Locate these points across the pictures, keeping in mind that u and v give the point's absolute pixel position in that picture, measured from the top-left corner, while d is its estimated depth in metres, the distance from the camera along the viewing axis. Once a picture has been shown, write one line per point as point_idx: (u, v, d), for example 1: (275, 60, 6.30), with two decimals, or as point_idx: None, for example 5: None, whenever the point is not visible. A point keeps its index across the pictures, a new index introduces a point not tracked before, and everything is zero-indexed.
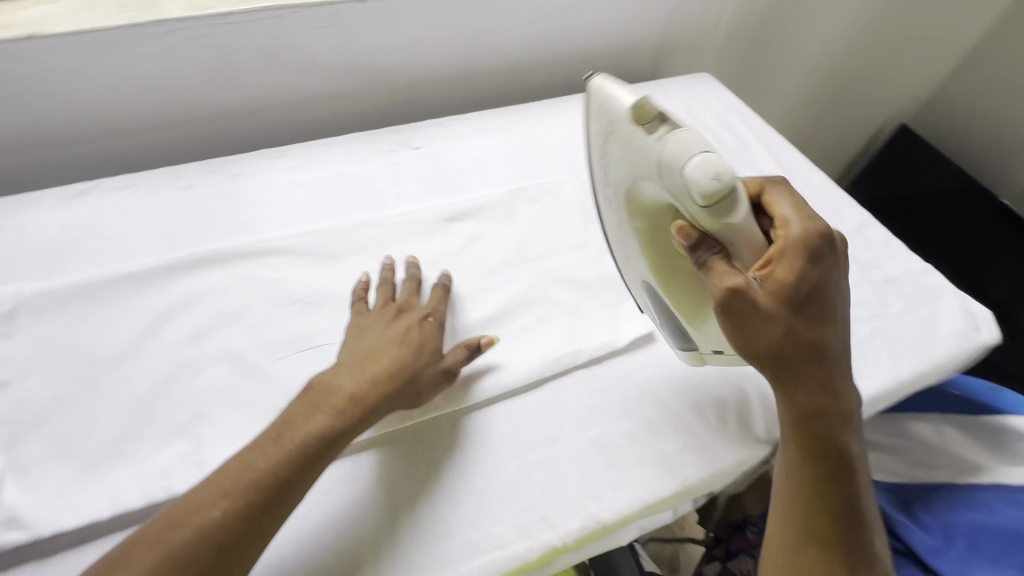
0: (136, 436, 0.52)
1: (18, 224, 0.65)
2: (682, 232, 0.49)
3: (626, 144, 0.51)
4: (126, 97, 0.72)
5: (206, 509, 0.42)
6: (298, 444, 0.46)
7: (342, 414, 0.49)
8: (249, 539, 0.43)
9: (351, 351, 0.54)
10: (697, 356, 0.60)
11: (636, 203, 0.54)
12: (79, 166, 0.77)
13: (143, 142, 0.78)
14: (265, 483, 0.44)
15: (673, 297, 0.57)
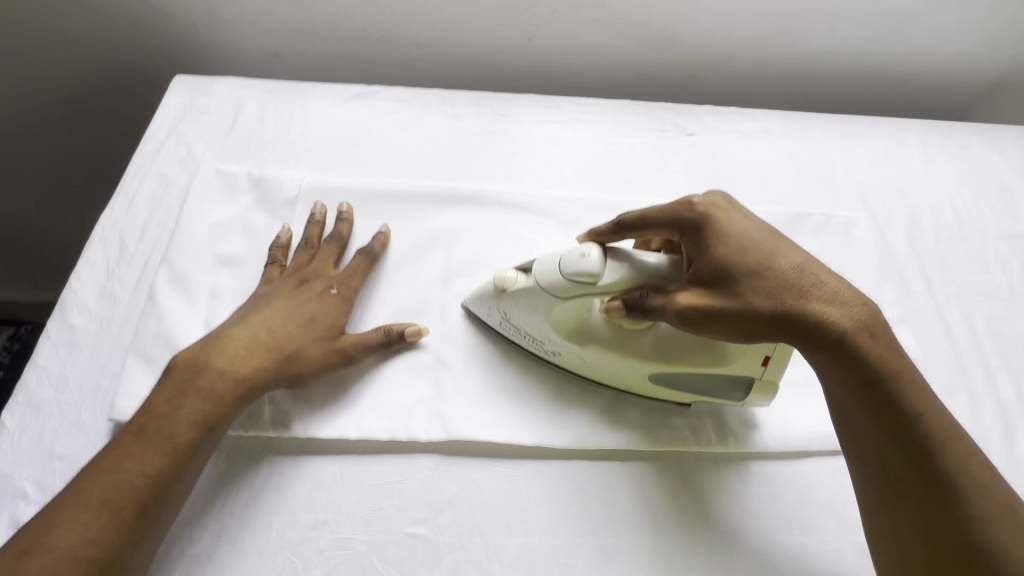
0: (385, 360, 0.50)
1: (305, 111, 0.66)
2: (614, 310, 0.45)
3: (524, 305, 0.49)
4: (425, 8, 0.71)
5: (84, 525, 0.38)
6: (175, 443, 0.41)
7: (218, 400, 0.43)
8: (128, 550, 0.38)
9: (251, 329, 0.47)
10: (767, 388, 0.48)
11: (574, 334, 0.48)
12: (355, 69, 0.78)
13: (418, 58, 0.77)
14: (151, 488, 0.40)
15: (675, 369, 0.47)
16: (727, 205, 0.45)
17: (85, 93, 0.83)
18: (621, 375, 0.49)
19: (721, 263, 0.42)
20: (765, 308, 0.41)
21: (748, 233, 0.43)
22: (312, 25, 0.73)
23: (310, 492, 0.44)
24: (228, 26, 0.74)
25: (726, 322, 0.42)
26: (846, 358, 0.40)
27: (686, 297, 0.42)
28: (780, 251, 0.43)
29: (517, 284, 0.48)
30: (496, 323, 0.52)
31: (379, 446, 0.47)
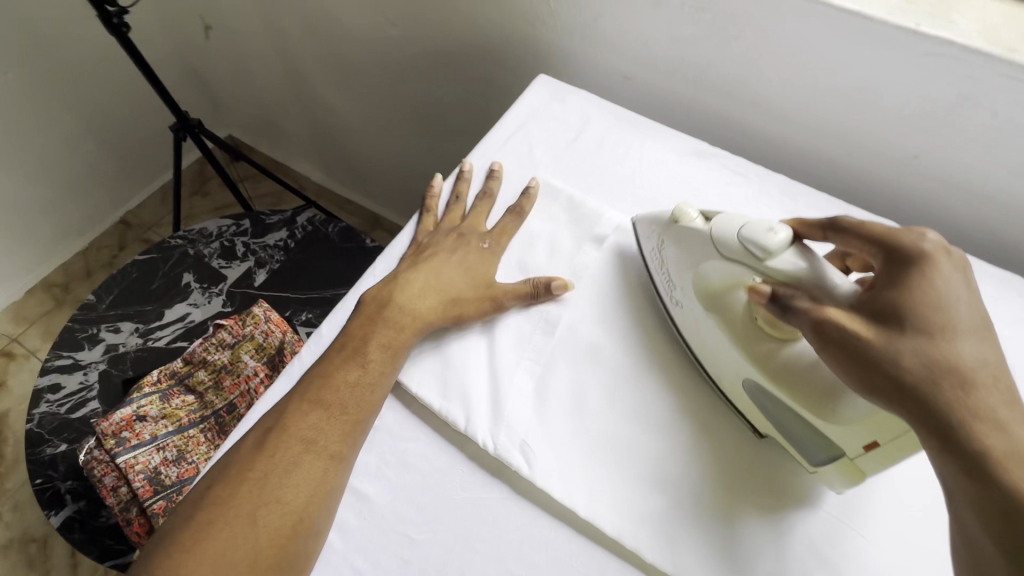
0: (636, 447, 0.48)
1: (642, 151, 0.66)
2: (758, 294, 0.43)
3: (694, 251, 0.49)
4: (811, 87, 0.64)
5: (304, 422, 0.45)
6: (369, 367, 0.48)
7: (401, 328, 0.50)
8: (334, 444, 0.45)
9: (426, 275, 0.54)
10: (853, 474, 0.42)
11: (705, 294, 0.49)
12: (695, 117, 0.75)
13: (766, 130, 0.71)
14: (349, 395, 0.46)
15: (775, 389, 0.43)
16: (959, 268, 0.38)
17: (447, 54, 0.93)
18: (720, 364, 0.48)
19: (888, 303, 0.37)
20: (911, 365, 0.34)
21: (948, 299, 0.36)
22: (679, 65, 0.71)
23: (522, 543, 0.44)
24: (598, 39, 0.74)
25: (850, 361, 0.37)
26: (982, 453, 0.31)
27: (835, 316, 0.38)
28: (968, 330, 0.35)
29: (692, 224, 0.49)
30: (650, 254, 0.54)
31: (597, 535, 0.45)
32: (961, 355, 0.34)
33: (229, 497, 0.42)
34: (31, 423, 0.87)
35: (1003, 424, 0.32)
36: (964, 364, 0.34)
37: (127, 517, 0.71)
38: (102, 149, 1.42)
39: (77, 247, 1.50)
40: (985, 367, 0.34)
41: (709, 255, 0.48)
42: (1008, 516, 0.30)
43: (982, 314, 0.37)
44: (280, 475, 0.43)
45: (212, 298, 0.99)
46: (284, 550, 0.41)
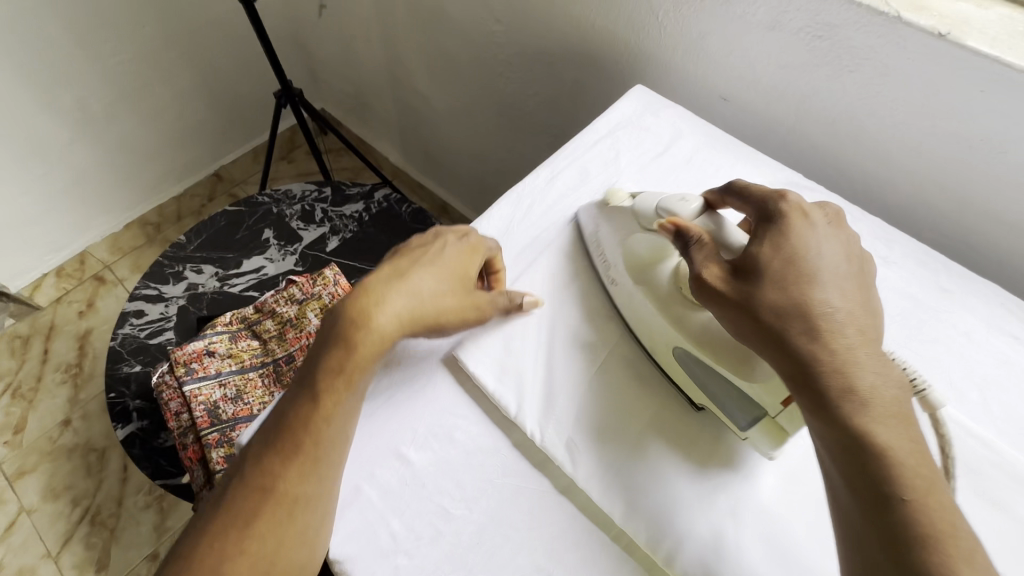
0: (684, 468, 0.46)
1: (731, 174, 0.64)
2: (667, 229, 0.48)
3: (626, 228, 0.54)
4: (926, 132, 0.61)
5: (267, 466, 0.44)
6: (323, 401, 0.45)
7: (358, 351, 0.46)
8: (299, 482, 0.43)
9: (393, 293, 0.48)
10: (774, 433, 0.45)
11: (635, 268, 0.52)
12: (790, 147, 0.73)
13: (867, 170, 0.68)
14: (310, 434, 0.44)
15: (697, 350, 0.47)
16: (818, 223, 0.45)
17: (544, 54, 0.95)
18: (652, 331, 0.50)
19: (756, 258, 0.44)
20: (769, 314, 0.42)
21: (806, 250, 0.43)
22: (784, 91, 0.69)
23: (555, 538, 0.44)
24: (701, 56, 0.73)
25: (736, 313, 0.43)
26: (829, 395, 0.39)
27: (712, 272, 0.45)
28: (825, 279, 0.43)
29: (620, 204, 0.56)
30: (588, 237, 0.57)
31: (630, 547, 0.44)
32: (819, 303, 0.41)
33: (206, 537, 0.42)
34: (116, 341, 0.96)
35: (894, 425, 0.38)
36: (822, 311, 0.41)
37: (184, 442, 0.76)
38: (210, 105, 1.53)
39: (173, 192, 1.63)
40: (840, 314, 0.41)
41: (640, 233, 0.53)
42: (849, 450, 0.37)
43: (843, 262, 0.44)
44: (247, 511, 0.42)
45: (287, 256, 1.05)
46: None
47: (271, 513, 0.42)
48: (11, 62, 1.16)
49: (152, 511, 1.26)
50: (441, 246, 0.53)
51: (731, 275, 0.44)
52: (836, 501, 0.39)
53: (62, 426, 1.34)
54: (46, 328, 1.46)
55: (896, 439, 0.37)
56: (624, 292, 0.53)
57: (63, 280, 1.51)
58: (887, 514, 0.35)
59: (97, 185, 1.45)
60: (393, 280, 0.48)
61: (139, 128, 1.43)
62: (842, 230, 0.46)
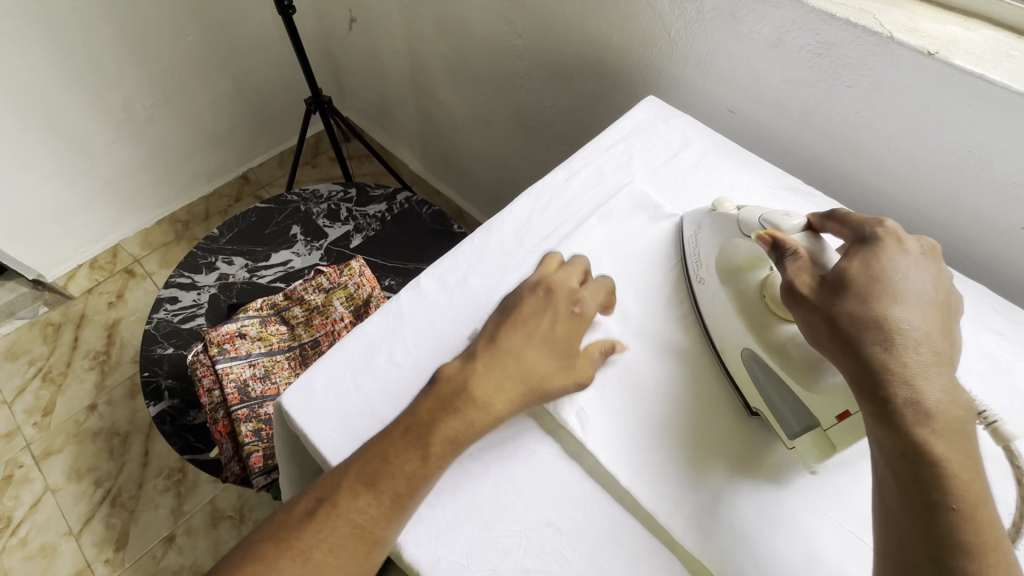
0: (682, 438, 0.51)
1: (736, 179, 0.69)
2: (764, 239, 0.50)
3: (725, 233, 0.56)
4: (917, 143, 0.65)
5: (359, 508, 0.42)
6: (432, 459, 0.45)
7: (471, 423, 0.46)
8: (384, 526, 0.43)
9: (507, 361, 0.48)
10: (823, 446, 0.47)
11: (726, 270, 0.55)
12: (793, 157, 0.78)
13: (863, 179, 0.72)
14: (405, 484, 0.44)
15: (768, 357, 0.50)
16: (909, 251, 0.46)
17: (562, 68, 1.01)
18: (726, 337, 0.54)
19: (847, 272, 0.45)
20: (849, 323, 0.43)
21: (895, 272, 0.45)
22: (787, 104, 0.74)
23: (564, 497, 0.48)
24: (710, 70, 0.79)
25: (810, 321, 0.45)
26: (894, 403, 0.40)
27: (798, 283, 0.47)
28: (908, 300, 0.44)
29: (727, 212, 0.58)
30: (688, 243, 0.61)
31: (633, 508, 0.48)
32: (898, 321, 0.42)
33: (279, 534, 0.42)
34: (150, 325, 1.02)
35: (959, 447, 0.39)
36: (899, 328, 0.42)
37: (214, 416, 0.81)
38: (242, 111, 1.62)
39: (203, 192, 1.70)
40: (916, 332, 0.42)
41: (738, 240, 0.54)
42: (909, 457, 0.39)
43: (929, 291, 0.45)
44: (335, 515, 0.42)
45: (313, 251, 1.11)
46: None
47: (354, 521, 0.42)
48: (64, 65, 1.24)
49: (170, 494, 1.31)
50: (560, 305, 0.52)
51: (816, 288, 0.46)
52: (884, 503, 0.40)
53: (88, 410, 1.40)
54: (77, 316, 1.53)
55: (953, 453, 0.38)
56: (707, 290, 0.57)
57: (95, 272, 1.58)
58: (934, 520, 0.37)
59: (133, 182, 1.53)
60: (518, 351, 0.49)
61: (176, 130, 1.51)
62: (933, 262, 0.47)
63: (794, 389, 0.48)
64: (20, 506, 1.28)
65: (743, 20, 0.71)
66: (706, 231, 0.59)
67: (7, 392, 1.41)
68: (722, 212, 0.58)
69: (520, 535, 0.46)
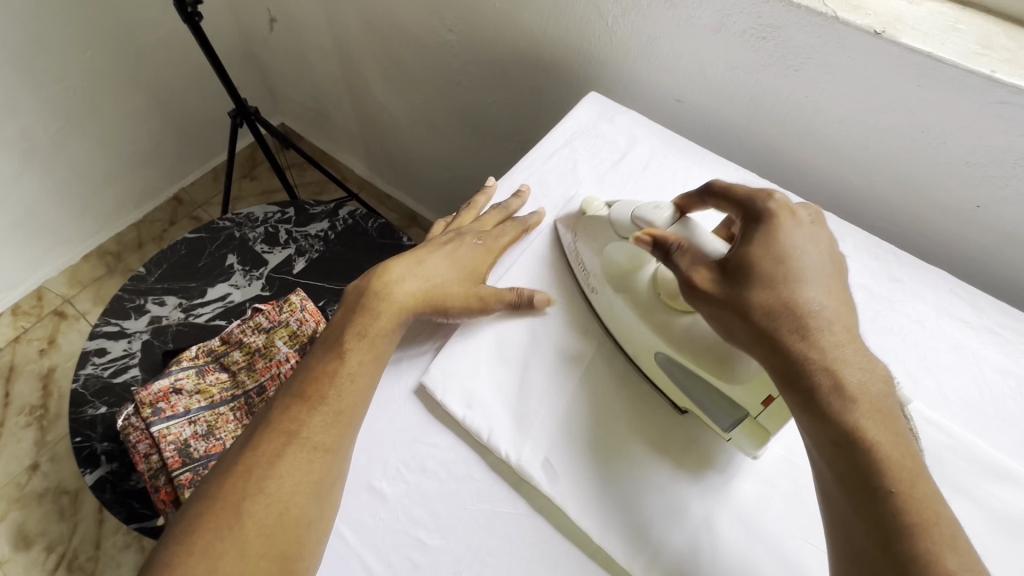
0: (654, 477, 0.48)
1: (688, 178, 0.66)
2: (643, 243, 0.48)
3: (602, 234, 0.55)
4: (870, 127, 0.62)
5: (218, 552, 0.41)
6: (348, 358, 0.50)
7: (392, 327, 0.52)
8: (259, 572, 0.41)
9: (359, 344, 0.50)
10: (758, 433, 0.46)
11: (612, 272, 0.53)
12: (745, 147, 0.75)
13: (818, 164, 0.69)
14: (276, 513, 0.43)
15: (679, 357, 0.48)
16: (802, 222, 0.46)
17: (499, 63, 0.94)
18: (633, 338, 0.51)
19: (746, 257, 0.44)
20: (762, 315, 0.42)
21: (793, 250, 0.44)
22: (735, 92, 0.70)
23: (533, 560, 0.44)
24: (654, 59, 0.74)
25: (725, 316, 0.44)
26: (818, 391, 0.40)
27: (699, 275, 0.45)
28: (810, 278, 0.43)
29: (598, 211, 0.58)
30: (566, 244, 0.59)
31: (607, 563, 0.45)
32: (809, 301, 0.42)
33: (212, 508, 0.43)
34: (77, 382, 0.92)
35: (883, 426, 0.38)
36: (810, 311, 0.42)
37: (155, 484, 0.74)
38: (162, 127, 1.48)
39: (131, 218, 1.57)
40: (827, 312, 0.42)
41: (617, 241, 0.54)
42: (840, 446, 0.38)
43: (826, 264, 0.45)
44: (264, 470, 0.44)
45: (252, 281, 1.03)
46: (279, 553, 0.42)
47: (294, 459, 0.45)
48: None
49: (132, 551, 1.22)
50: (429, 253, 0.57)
51: (718, 277, 0.45)
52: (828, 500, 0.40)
53: (30, 471, 1.29)
54: (5, 369, 1.40)
55: (884, 436, 0.38)
56: (600, 297, 0.54)
57: (20, 318, 1.45)
58: (875, 513, 0.36)
59: (49, 217, 1.40)
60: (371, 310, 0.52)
61: (89, 156, 1.38)
62: (823, 228, 0.47)
63: (717, 388, 0.47)
64: None
65: (681, 5, 0.66)
66: (582, 230, 0.57)
67: None
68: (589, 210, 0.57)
69: None
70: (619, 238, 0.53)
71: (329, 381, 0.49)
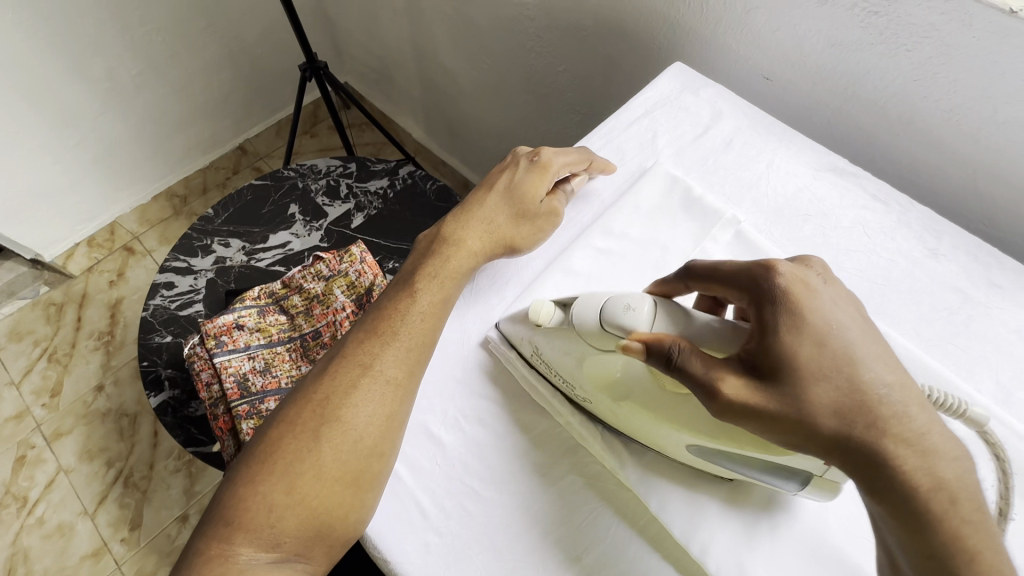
0: None
1: (773, 158, 0.63)
2: (634, 353, 0.40)
3: (576, 347, 0.47)
4: (985, 118, 0.57)
5: (300, 477, 0.43)
6: (420, 297, 0.51)
7: (456, 270, 0.53)
8: (337, 499, 0.43)
9: (428, 286, 0.52)
10: (825, 484, 0.42)
11: (601, 379, 0.46)
12: (836, 131, 0.70)
13: (918, 157, 0.65)
14: (348, 445, 0.45)
15: (720, 444, 0.42)
16: (815, 284, 0.40)
17: (577, 29, 0.91)
18: (659, 437, 0.45)
19: (780, 352, 0.38)
20: (835, 425, 0.37)
21: (830, 328, 0.39)
22: (834, 71, 0.65)
23: (585, 525, 0.46)
24: (746, 31, 0.70)
25: (784, 426, 0.37)
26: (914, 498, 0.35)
27: (733, 387, 0.38)
28: (865, 356, 0.38)
29: (552, 320, 0.48)
30: (522, 347, 0.51)
31: (661, 536, 0.46)
32: (873, 382, 0.37)
33: (289, 430, 0.45)
34: (146, 311, 0.98)
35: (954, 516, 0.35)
36: (869, 395, 0.37)
37: (214, 412, 0.78)
38: (234, 77, 1.52)
39: (198, 165, 1.63)
40: (893, 389, 0.37)
41: (594, 349, 0.46)
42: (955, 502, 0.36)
43: (862, 326, 0.40)
44: (341, 399, 0.46)
45: (312, 231, 1.05)
46: (352, 479, 0.44)
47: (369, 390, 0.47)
48: (40, 31, 1.16)
49: (181, 475, 1.31)
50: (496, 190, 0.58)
51: (748, 378, 0.39)
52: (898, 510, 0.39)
53: (96, 392, 1.39)
54: (79, 296, 1.50)
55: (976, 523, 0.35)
56: (602, 404, 0.47)
57: (94, 250, 1.54)
58: None
59: (126, 157, 1.47)
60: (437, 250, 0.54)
61: (166, 100, 1.43)
62: (835, 283, 0.42)
63: (760, 458, 0.42)
64: (35, 487, 1.29)
65: None
66: (534, 340, 0.49)
67: (14, 374, 1.40)
68: (551, 312, 0.48)
69: (538, 567, 0.44)
70: (594, 343, 0.45)
71: (400, 317, 0.50)
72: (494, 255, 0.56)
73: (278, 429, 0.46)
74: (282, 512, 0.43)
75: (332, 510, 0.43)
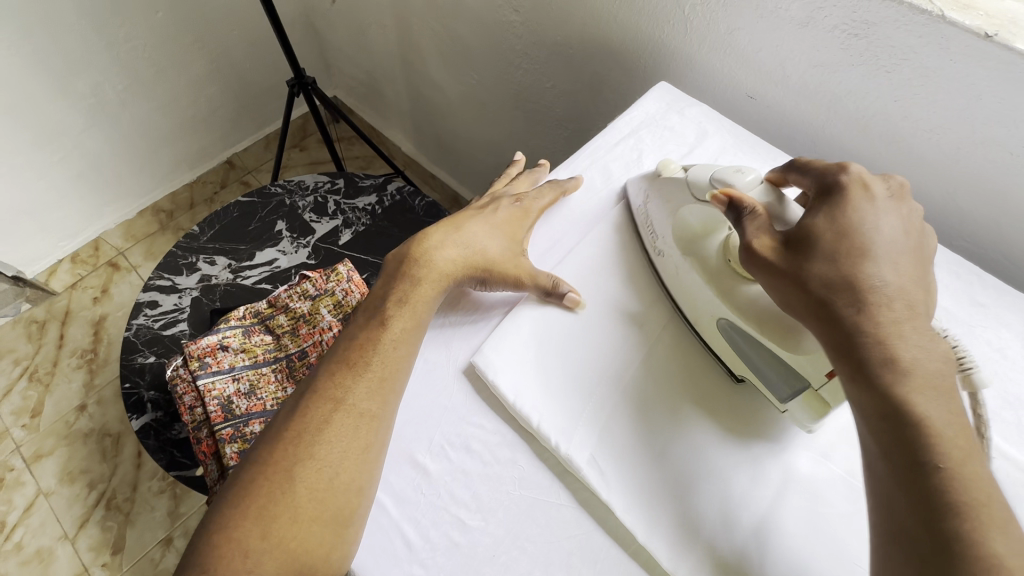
0: (697, 485, 0.47)
1: (758, 178, 0.63)
2: (720, 202, 0.47)
3: (682, 201, 0.54)
4: (966, 138, 0.58)
5: (278, 520, 0.43)
6: (390, 327, 0.51)
7: (425, 299, 0.53)
8: (315, 539, 0.43)
9: (400, 316, 0.52)
10: (817, 407, 0.46)
11: (690, 235, 0.53)
12: (820, 149, 0.71)
13: (901, 176, 0.65)
14: (325, 482, 0.44)
15: (743, 321, 0.48)
16: (878, 195, 0.44)
17: (565, 48, 0.92)
18: (697, 308, 0.52)
19: (810, 228, 0.43)
20: (819, 287, 0.41)
21: (863, 224, 0.42)
22: (817, 91, 0.66)
23: (572, 552, 0.45)
24: (730, 52, 0.70)
25: (781, 282, 0.43)
26: (874, 366, 0.38)
27: (760, 241, 0.44)
28: (885, 257, 0.41)
29: (674, 173, 0.57)
30: (637, 207, 0.59)
31: (649, 565, 0.45)
32: (873, 278, 0.40)
33: (265, 470, 0.45)
34: (129, 331, 0.96)
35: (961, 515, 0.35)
36: (872, 286, 0.40)
37: (197, 435, 0.77)
38: (221, 91, 1.52)
39: (185, 179, 1.62)
40: (891, 288, 0.40)
41: (693, 206, 0.53)
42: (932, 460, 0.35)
43: (903, 239, 0.43)
44: (314, 435, 0.46)
45: (300, 248, 1.04)
46: (331, 516, 0.43)
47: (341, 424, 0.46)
48: (25, 47, 1.15)
49: (166, 496, 1.28)
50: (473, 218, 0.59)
51: (780, 244, 0.44)
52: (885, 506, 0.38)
53: (78, 411, 1.36)
54: (62, 313, 1.47)
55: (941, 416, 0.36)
56: (671, 267, 0.54)
57: (78, 266, 1.51)
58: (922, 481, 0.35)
59: (111, 172, 1.45)
60: (406, 275, 0.54)
61: (151, 115, 1.42)
62: (900, 202, 0.45)
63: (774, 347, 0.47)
64: (13, 511, 1.26)
65: None
66: (648, 198, 0.58)
67: None
68: (676, 172, 0.57)
69: None
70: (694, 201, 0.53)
71: (371, 348, 0.50)
72: (466, 280, 0.55)
73: (254, 470, 0.45)
74: (260, 557, 0.42)
75: (312, 551, 0.42)
